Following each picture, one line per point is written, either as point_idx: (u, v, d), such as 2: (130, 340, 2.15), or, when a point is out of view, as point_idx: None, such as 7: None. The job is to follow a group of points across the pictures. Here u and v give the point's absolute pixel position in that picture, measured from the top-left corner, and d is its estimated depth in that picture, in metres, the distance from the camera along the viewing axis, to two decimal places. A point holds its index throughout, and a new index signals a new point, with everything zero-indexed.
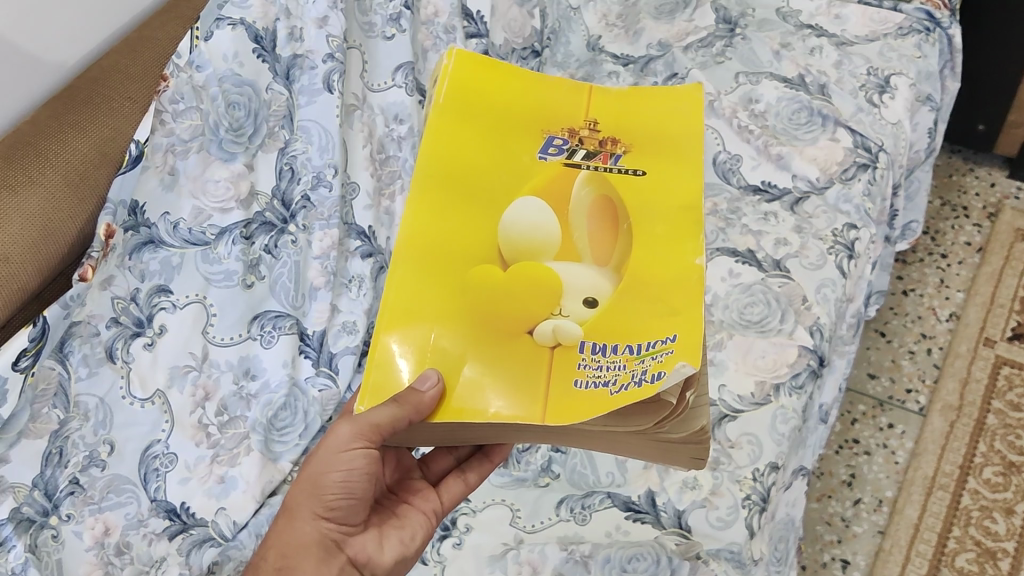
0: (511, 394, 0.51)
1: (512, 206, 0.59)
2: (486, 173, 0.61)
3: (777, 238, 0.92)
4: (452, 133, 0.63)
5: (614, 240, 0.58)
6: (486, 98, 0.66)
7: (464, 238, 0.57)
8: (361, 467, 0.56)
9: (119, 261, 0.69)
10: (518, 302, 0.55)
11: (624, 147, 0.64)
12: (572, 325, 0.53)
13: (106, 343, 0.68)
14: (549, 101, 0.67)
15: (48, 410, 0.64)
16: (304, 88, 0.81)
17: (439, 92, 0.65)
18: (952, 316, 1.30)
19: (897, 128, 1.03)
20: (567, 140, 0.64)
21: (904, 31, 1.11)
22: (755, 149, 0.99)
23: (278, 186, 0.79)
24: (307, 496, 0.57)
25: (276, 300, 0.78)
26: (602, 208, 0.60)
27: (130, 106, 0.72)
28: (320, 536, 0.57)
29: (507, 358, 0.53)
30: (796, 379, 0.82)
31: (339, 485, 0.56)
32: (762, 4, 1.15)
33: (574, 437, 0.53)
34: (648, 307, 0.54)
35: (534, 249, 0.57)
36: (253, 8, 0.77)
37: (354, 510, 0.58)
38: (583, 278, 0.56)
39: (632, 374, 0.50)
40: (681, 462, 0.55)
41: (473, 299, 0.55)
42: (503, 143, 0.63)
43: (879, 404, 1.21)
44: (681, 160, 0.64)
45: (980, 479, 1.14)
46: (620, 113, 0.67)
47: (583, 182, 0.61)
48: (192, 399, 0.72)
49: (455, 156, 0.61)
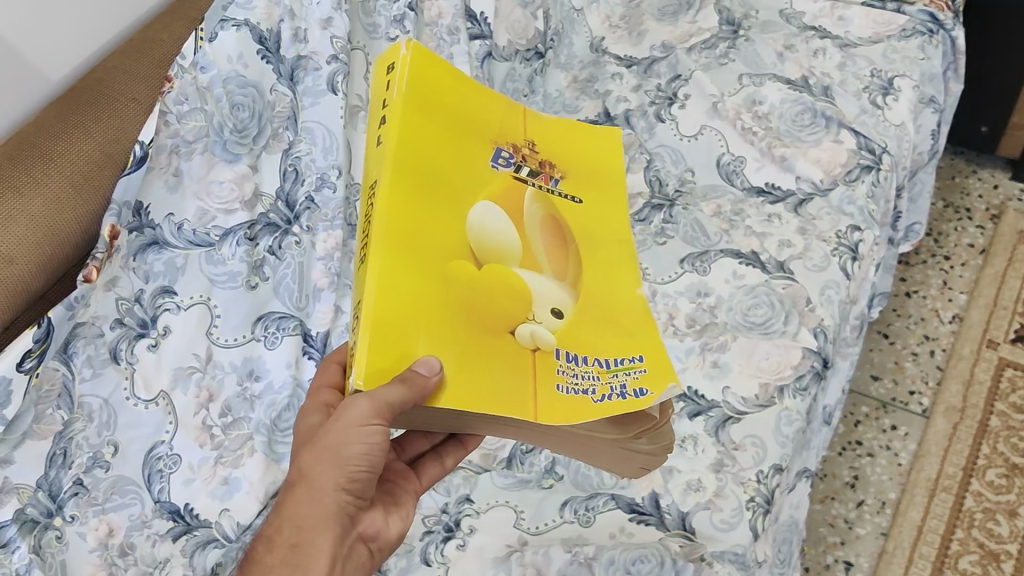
0: (506, 390, 0.49)
1: (476, 210, 0.56)
2: (451, 166, 0.56)
3: (780, 240, 0.92)
4: (417, 115, 0.55)
5: (566, 260, 0.58)
6: (445, 86, 0.58)
7: (436, 235, 0.52)
8: (383, 442, 0.51)
9: (123, 262, 0.69)
10: (489, 305, 0.52)
11: (559, 171, 0.63)
12: (546, 332, 0.53)
13: (110, 345, 0.68)
14: (493, 105, 0.62)
15: (52, 411, 0.64)
16: (308, 89, 0.81)
17: (399, 75, 0.55)
18: (955, 318, 1.30)
19: (901, 130, 1.02)
20: (513, 153, 0.61)
21: (907, 33, 1.11)
22: (758, 151, 0.99)
23: (282, 187, 0.79)
24: (327, 467, 0.53)
25: (280, 302, 0.79)
26: (552, 226, 0.58)
27: (133, 107, 0.72)
28: (335, 509, 0.54)
29: (491, 359, 0.50)
30: (800, 381, 0.82)
31: (360, 458, 0.52)
32: (765, 6, 1.15)
33: (546, 440, 0.53)
34: (603, 329, 0.55)
35: (501, 255, 0.55)
36: (257, 9, 0.77)
37: (371, 481, 0.55)
38: (546, 290, 0.55)
39: (609, 386, 0.51)
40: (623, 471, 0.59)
41: (445, 304, 0.51)
42: (461, 139, 0.58)
43: (882, 406, 1.21)
44: (608, 193, 0.64)
45: (983, 481, 1.13)
46: (545, 134, 0.64)
47: (532, 198, 0.59)
48: (196, 400, 0.72)
49: (423, 140, 0.55)
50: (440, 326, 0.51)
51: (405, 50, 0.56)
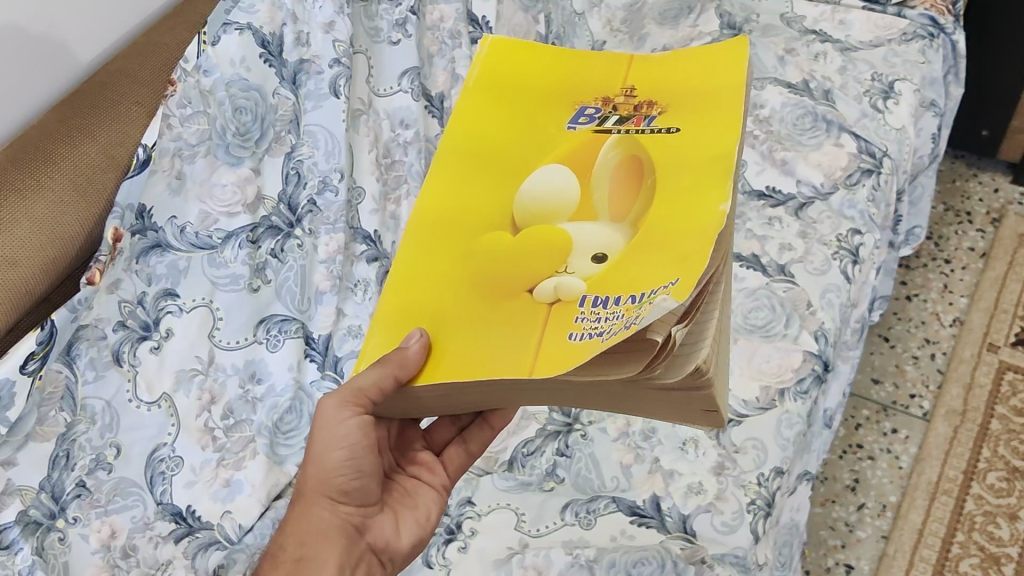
0: (502, 349, 0.50)
1: (532, 176, 0.60)
2: (509, 145, 0.63)
3: (782, 243, 0.92)
4: (482, 111, 0.65)
5: (635, 199, 0.55)
6: (523, 77, 0.67)
7: (477, 214, 0.60)
8: (362, 440, 0.57)
9: (126, 264, 0.69)
10: (526, 265, 0.54)
11: (659, 109, 0.61)
12: (574, 281, 0.51)
13: (113, 347, 0.68)
14: (590, 73, 0.66)
15: (55, 414, 0.64)
16: (310, 93, 0.82)
17: (470, 75, 0.67)
18: (956, 322, 1.30)
19: (902, 134, 1.02)
20: (600, 108, 0.63)
21: (908, 37, 1.12)
22: (759, 154, 0.99)
23: (285, 190, 0.80)
24: (315, 481, 0.57)
25: (282, 304, 0.79)
26: (625, 167, 0.58)
27: (136, 110, 0.72)
28: (337, 522, 0.57)
29: (504, 319, 0.52)
30: (801, 384, 0.82)
31: (344, 465, 0.57)
32: (766, 10, 1.15)
33: (575, 391, 0.50)
34: (657, 256, 0.49)
35: (548, 214, 0.57)
36: (260, 13, 0.77)
37: (366, 488, 0.59)
38: (595, 235, 0.54)
39: (626, 320, 0.44)
40: (693, 413, 0.52)
41: (480, 272, 0.57)
42: (531, 117, 0.64)
43: (883, 409, 1.21)
44: (718, 109, 0.58)
45: (984, 484, 1.14)
46: (659, 75, 0.64)
47: (610, 146, 0.59)
48: (198, 402, 0.72)
49: (481, 132, 0.64)
50: (466, 290, 0.56)
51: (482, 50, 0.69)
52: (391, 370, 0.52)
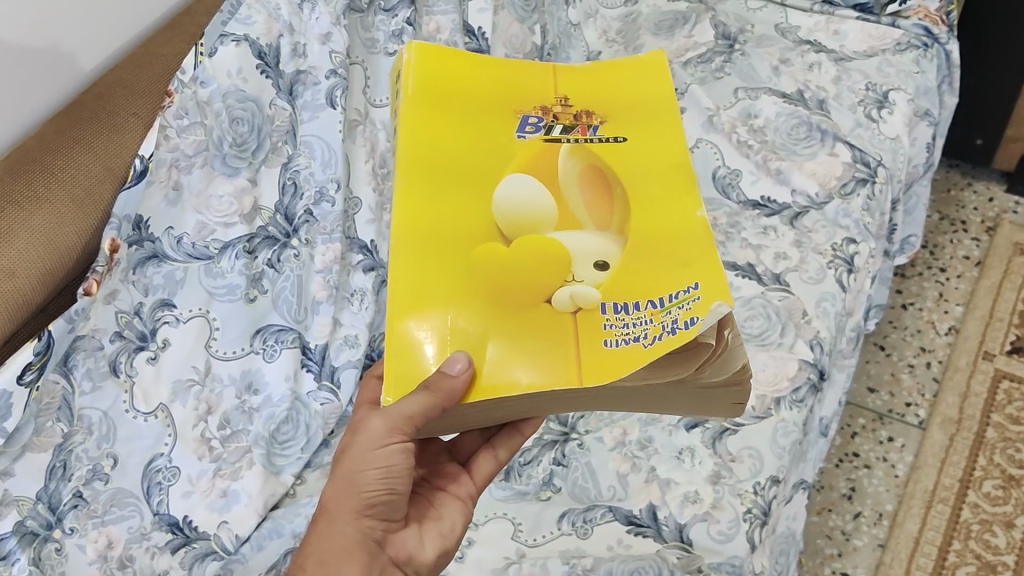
0: (543, 356, 0.52)
1: (501, 184, 0.60)
2: (470, 154, 0.62)
3: (777, 252, 0.92)
4: (426, 119, 0.63)
5: (611, 206, 0.61)
6: (457, 84, 0.66)
7: (459, 223, 0.58)
8: (399, 460, 0.54)
9: (123, 275, 0.69)
10: (529, 272, 0.56)
11: (599, 118, 0.66)
12: (588, 289, 0.55)
13: (110, 357, 0.68)
14: (521, 80, 0.68)
15: (52, 424, 0.64)
16: (307, 103, 0.82)
17: (405, 84, 0.65)
18: (951, 330, 1.30)
19: (896, 143, 1.03)
20: (543, 116, 0.66)
21: (902, 47, 1.12)
22: (754, 164, 1.00)
23: (282, 201, 0.80)
24: (344, 494, 0.55)
25: (278, 314, 0.79)
26: (592, 175, 0.62)
27: (134, 122, 0.72)
28: (360, 537, 0.55)
29: (530, 330, 0.54)
30: (796, 393, 0.83)
31: (377, 481, 0.54)
32: (761, 20, 1.16)
33: (609, 402, 0.53)
34: (654, 265, 0.56)
35: (536, 222, 0.58)
36: (257, 24, 0.78)
37: (394, 504, 0.56)
38: (589, 243, 0.58)
39: (661, 325, 0.50)
40: (723, 407, 0.55)
41: (479, 281, 0.56)
42: (481, 125, 0.64)
43: (879, 418, 1.22)
44: (657, 125, 0.66)
45: (980, 493, 1.14)
46: (584, 86, 0.69)
47: (568, 153, 0.63)
48: (195, 413, 0.72)
49: (435, 138, 0.62)
50: (477, 302, 0.55)
51: (409, 57, 0.66)
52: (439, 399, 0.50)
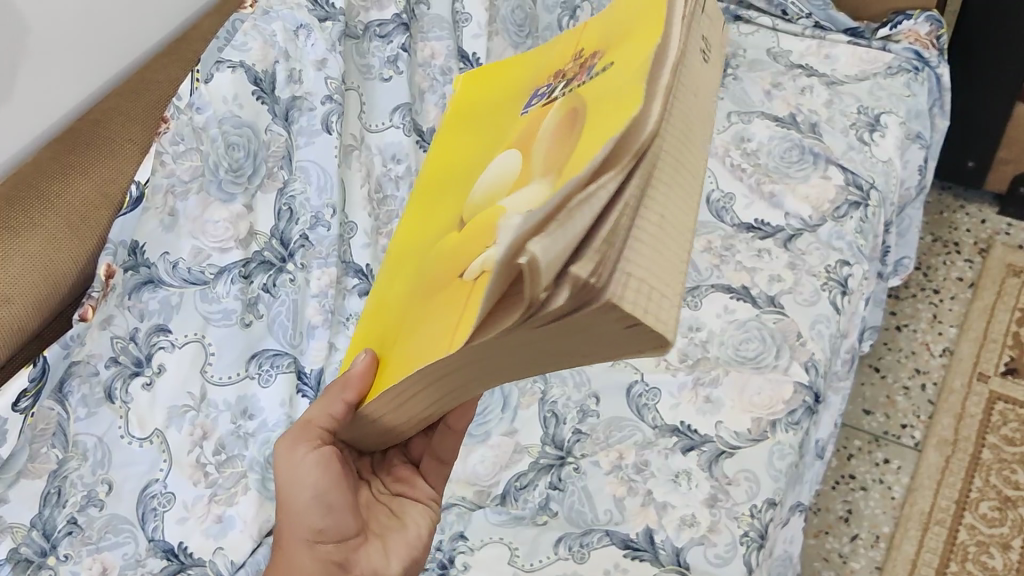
0: (428, 343, 0.39)
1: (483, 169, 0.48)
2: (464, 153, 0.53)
3: (771, 275, 0.93)
4: (465, 134, 0.56)
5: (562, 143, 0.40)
6: (505, 85, 0.56)
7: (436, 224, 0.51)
8: (323, 473, 0.52)
9: (118, 300, 0.69)
10: (457, 254, 0.43)
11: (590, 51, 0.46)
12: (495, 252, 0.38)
13: (105, 383, 0.68)
14: (556, 48, 0.52)
15: (46, 451, 0.64)
16: (302, 129, 0.82)
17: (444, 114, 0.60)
18: (946, 351, 1.30)
19: (888, 166, 1.03)
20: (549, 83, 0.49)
21: (893, 70, 1.13)
22: (748, 187, 1.01)
23: (277, 226, 0.80)
24: (290, 524, 0.52)
25: (274, 339, 0.79)
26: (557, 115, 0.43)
27: (130, 148, 0.72)
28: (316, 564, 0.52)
29: (431, 314, 0.41)
30: (792, 415, 0.83)
31: (313, 501, 0.52)
32: (753, 46, 1.18)
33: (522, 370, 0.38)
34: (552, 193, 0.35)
35: (486, 197, 0.44)
36: (253, 50, 0.78)
37: (344, 522, 0.53)
38: (523, 199, 0.39)
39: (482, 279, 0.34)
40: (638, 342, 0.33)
41: (420, 287, 0.46)
42: (497, 116, 0.53)
43: (875, 439, 1.22)
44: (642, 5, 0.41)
45: (977, 514, 1.14)
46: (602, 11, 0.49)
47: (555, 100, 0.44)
48: (190, 438, 0.72)
49: (443, 156, 0.56)
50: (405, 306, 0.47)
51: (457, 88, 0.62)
52: (338, 394, 0.49)
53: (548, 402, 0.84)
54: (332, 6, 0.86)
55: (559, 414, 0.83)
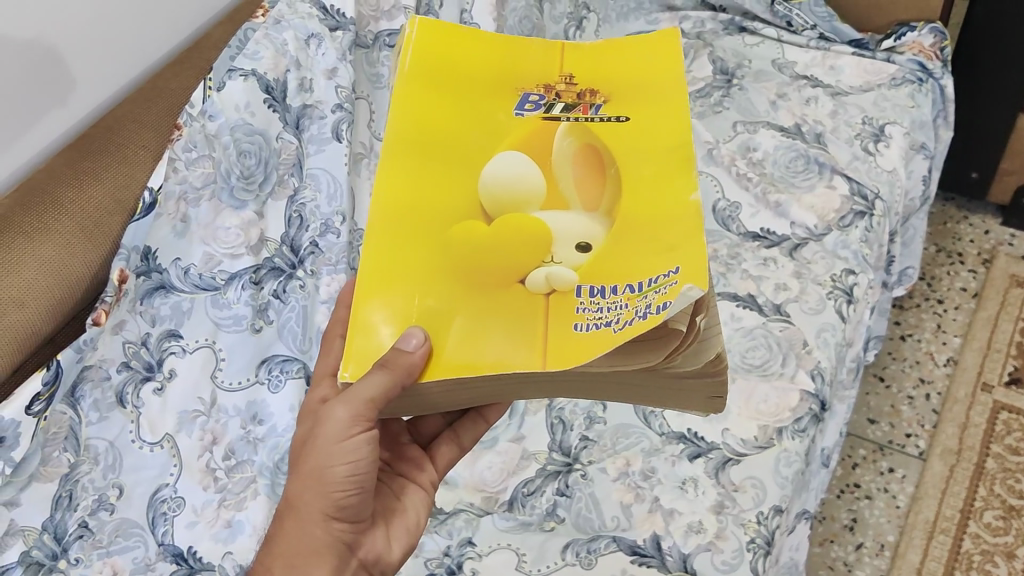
0: (510, 344, 0.47)
1: (493, 164, 0.56)
2: (460, 132, 0.58)
3: (777, 283, 0.93)
4: (423, 98, 0.59)
5: (602, 185, 0.55)
6: (459, 64, 0.61)
7: (440, 203, 0.55)
8: (366, 455, 0.53)
9: (131, 306, 0.70)
10: (507, 253, 0.51)
11: (603, 96, 0.61)
12: (564, 271, 0.50)
13: (117, 388, 0.68)
14: (535, 62, 0.63)
15: (59, 454, 0.65)
16: (313, 137, 0.83)
17: (403, 58, 0.61)
18: (950, 361, 1.31)
19: (893, 176, 1.04)
20: (544, 95, 0.61)
21: (897, 81, 1.14)
22: (754, 196, 1.01)
23: (287, 233, 0.81)
24: (314, 494, 0.54)
25: (283, 345, 0.79)
26: (586, 153, 0.56)
27: (142, 154, 0.72)
28: (330, 540, 0.55)
29: (499, 313, 0.49)
30: (798, 423, 0.83)
31: (346, 482, 0.54)
32: (758, 56, 1.18)
33: (577, 385, 0.49)
34: (632, 244, 0.50)
35: (517, 202, 0.54)
36: (264, 59, 0.79)
37: (362, 505, 0.56)
38: (573, 225, 0.52)
39: (635, 309, 0.44)
40: (694, 399, 0.51)
41: (455, 266, 0.52)
42: (476, 98, 0.60)
43: (879, 448, 1.22)
44: (665, 102, 0.59)
45: (981, 523, 1.14)
46: (596, 61, 0.63)
47: (565, 131, 0.58)
48: (200, 443, 0.73)
49: (426, 118, 0.58)
50: (449, 286, 0.51)
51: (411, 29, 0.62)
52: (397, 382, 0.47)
53: (555, 409, 0.84)
54: (343, 16, 0.87)
55: (566, 421, 0.83)
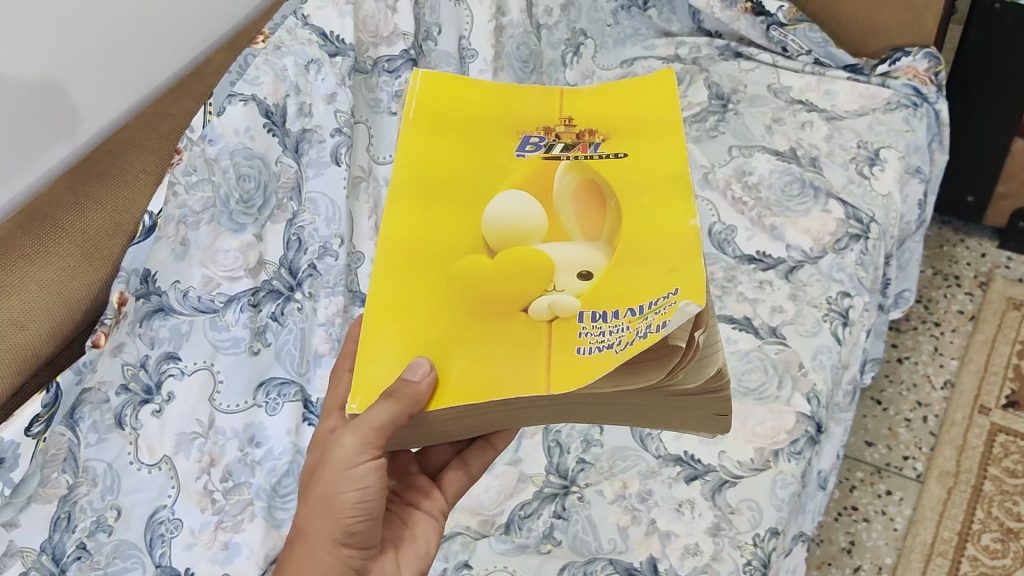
0: (512, 367, 0.48)
1: (494, 201, 0.57)
2: (464, 174, 0.60)
3: (773, 306, 0.94)
4: (428, 144, 0.61)
5: (603, 218, 0.56)
6: (463, 114, 0.64)
7: (444, 238, 0.56)
8: (374, 481, 0.54)
9: (130, 328, 0.70)
10: (509, 283, 0.53)
11: (602, 136, 0.63)
12: (568, 298, 0.51)
13: (115, 410, 0.69)
14: (535, 110, 0.65)
15: (57, 476, 0.65)
16: (312, 160, 0.84)
17: (407, 110, 0.63)
18: (947, 384, 1.31)
19: (887, 200, 1.05)
20: (544, 137, 0.63)
21: (892, 106, 1.15)
22: (749, 220, 1.02)
23: (286, 255, 0.82)
24: (322, 520, 0.54)
25: (282, 367, 0.80)
26: (586, 189, 0.58)
27: (143, 178, 0.73)
28: (339, 565, 0.55)
29: (503, 340, 0.50)
30: (794, 445, 0.83)
31: (354, 508, 0.54)
32: (753, 81, 1.20)
33: (583, 413, 0.49)
34: (635, 271, 0.51)
35: (518, 235, 0.55)
36: (264, 85, 0.80)
37: (372, 532, 0.56)
38: (575, 256, 0.54)
39: (636, 331, 0.46)
40: (704, 422, 0.51)
41: (459, 298, 0.53)
42: (479, 143, 0.62)
43: (877, 471, 1.22)
44: (664, 139, 0.61)
45: (979, 546, 1.14)
46: (594, 107, 0.65)
47: (565, 169, 0.59)
48: (198, 465, 0.73)
49: (431, 162, 0.60)
50: (453, 317, 0.52)
51: (416, 82, 0.65)
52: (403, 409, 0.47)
53: (553, 431, 0.85)
54: (343, 42, 0.87)
55: (563, 444, 0.84)
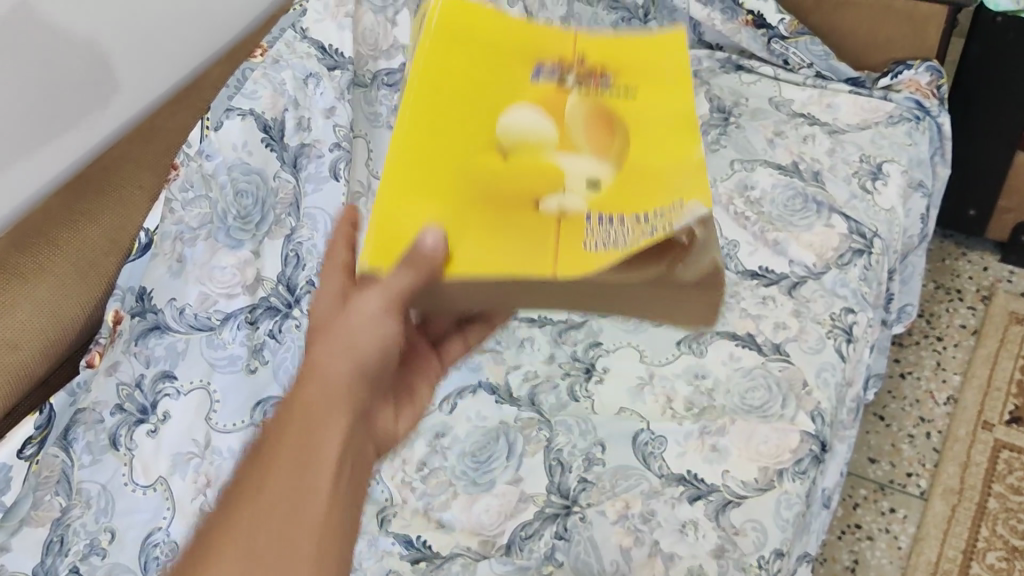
0: (525, 251, 0.48)
1: (507, 113, 0.53)
2: (481, 93, 0.54)
3: (775, 322, 0.93)
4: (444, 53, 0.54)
5: (614, 134, 0.54)
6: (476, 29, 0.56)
7: (459, 146, 0.52)
8: (377, 339, 0.48)
9: (125, 347, 0.69)
10: (519, 189, 0.51)
11: (614, 70, 0.58)
12: (576, 200, 0.50)
13: (110, 430, 0.68)
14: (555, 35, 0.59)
15: (50, 498, 0.64)
16: (310, 176, 0.83)
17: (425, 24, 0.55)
18: (950, 400, 1.30)
19: (890, 215, 1.04)
20: (560, 62, 0.57)
21: (894, 120, 1.14)
22: (752, 235, 1.01)
23: (284, 272, 0.80)
24: (333, 359, 0.47)
25: (278, 386, 0.78)
26: (602, 118, 0.54)
27: (139, 194, 0.71)
28: (337, 455, 0.45)
29: (513, 234, 0.49)
30: (798, 465, 0.82)
31: (351, 374, 0.47)
32: (755, 94, 1.19)
33: (586, 297, 0.50)
34: (643, 185, 0.52)
35: (536, 142, 0.52)
36: (262, 99, 0.79)
37: (381, 369, 0.50)
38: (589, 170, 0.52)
39: (644, 227, 0.48)
40: (691, 314, 0.54)
41: (470, 191, 0.50)
42: (496, 63, 0.56)
43: (880, 488, 1.21)
44: (670, 79, 0.58)
45: (984, 564, 1.12)
46: (609, 46, 0.59)
47: (580, 96, 0.55)
48: (193, 486, 0.71)
49: (447, 71, 0.54)
50: (465, 215, 0.49)
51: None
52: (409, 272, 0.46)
53: (554, 451, 0.83)
54: (341, 56, 0.88)
55: (564, 463, 0.82)
